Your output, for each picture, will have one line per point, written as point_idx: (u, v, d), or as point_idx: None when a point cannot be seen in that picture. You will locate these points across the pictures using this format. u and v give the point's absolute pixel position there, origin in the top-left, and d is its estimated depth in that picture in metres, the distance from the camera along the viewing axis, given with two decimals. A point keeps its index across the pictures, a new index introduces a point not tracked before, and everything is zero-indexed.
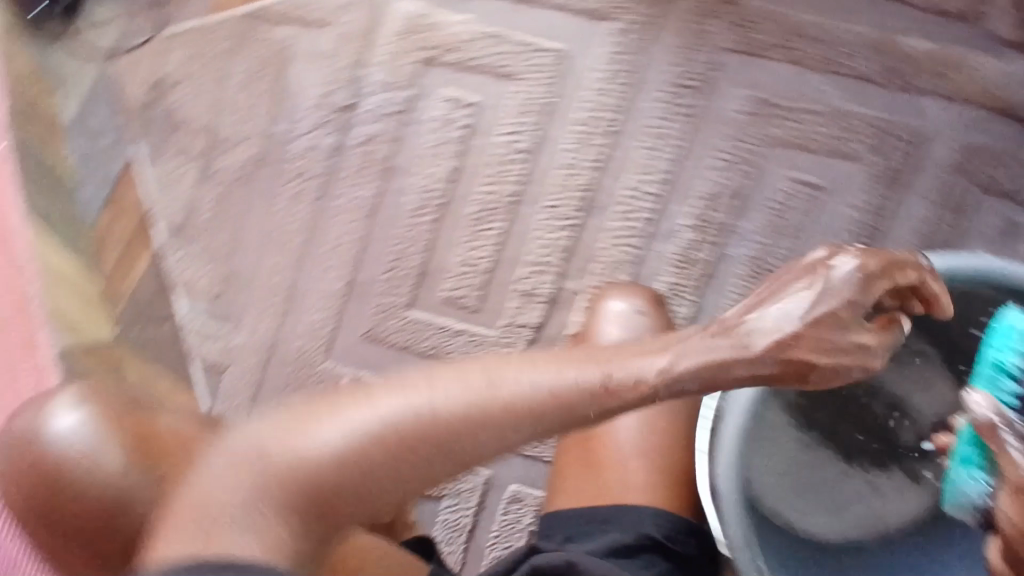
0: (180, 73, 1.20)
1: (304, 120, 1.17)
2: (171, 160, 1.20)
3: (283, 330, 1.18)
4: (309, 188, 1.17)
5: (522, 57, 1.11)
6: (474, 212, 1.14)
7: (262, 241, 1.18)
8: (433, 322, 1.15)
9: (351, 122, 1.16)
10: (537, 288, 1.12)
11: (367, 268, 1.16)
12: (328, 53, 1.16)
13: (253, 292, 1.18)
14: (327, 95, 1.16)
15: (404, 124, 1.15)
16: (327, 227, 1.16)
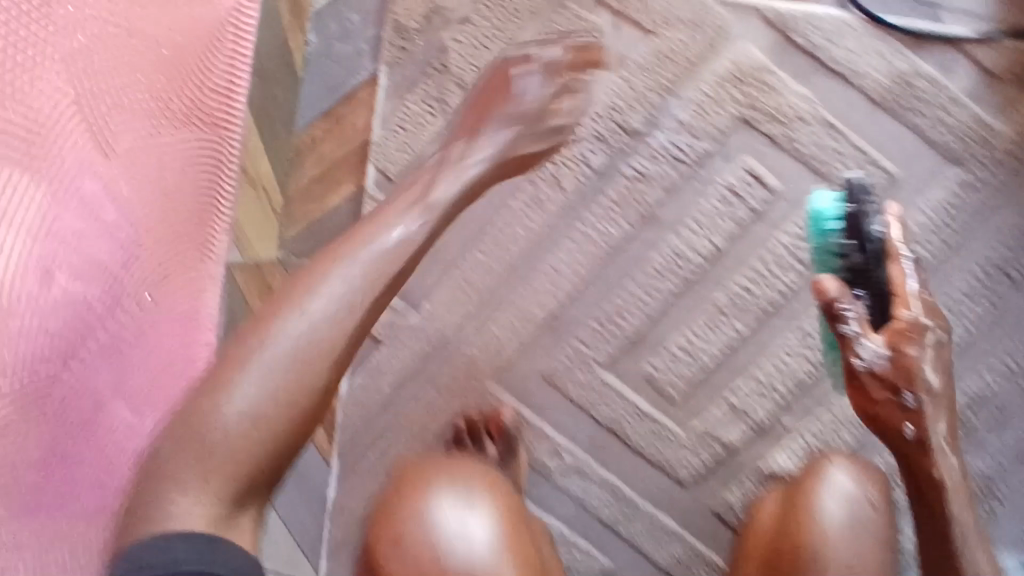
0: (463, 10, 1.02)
1: (579, 124, 1.01)
2: (414, 103, 1.04)
3: (462, 332, 1.06)
4: (552, 198, 1.02)
5: (850, 166, 0.97)
6: (721, 304, 1.00)
7: (478, 231, 1.04)
8: (624, 394, 1.03)
9: (630, 149, 1.00)
10: (752, 411, 1.01)
11: (578, 308, 1.03)
12: (638, 63, 0.99)
13: (446, 279, 1.06)
14: (616, 109, 1.00)
15: (689, 176, 0.99)
16: (555, 247, 1.03)
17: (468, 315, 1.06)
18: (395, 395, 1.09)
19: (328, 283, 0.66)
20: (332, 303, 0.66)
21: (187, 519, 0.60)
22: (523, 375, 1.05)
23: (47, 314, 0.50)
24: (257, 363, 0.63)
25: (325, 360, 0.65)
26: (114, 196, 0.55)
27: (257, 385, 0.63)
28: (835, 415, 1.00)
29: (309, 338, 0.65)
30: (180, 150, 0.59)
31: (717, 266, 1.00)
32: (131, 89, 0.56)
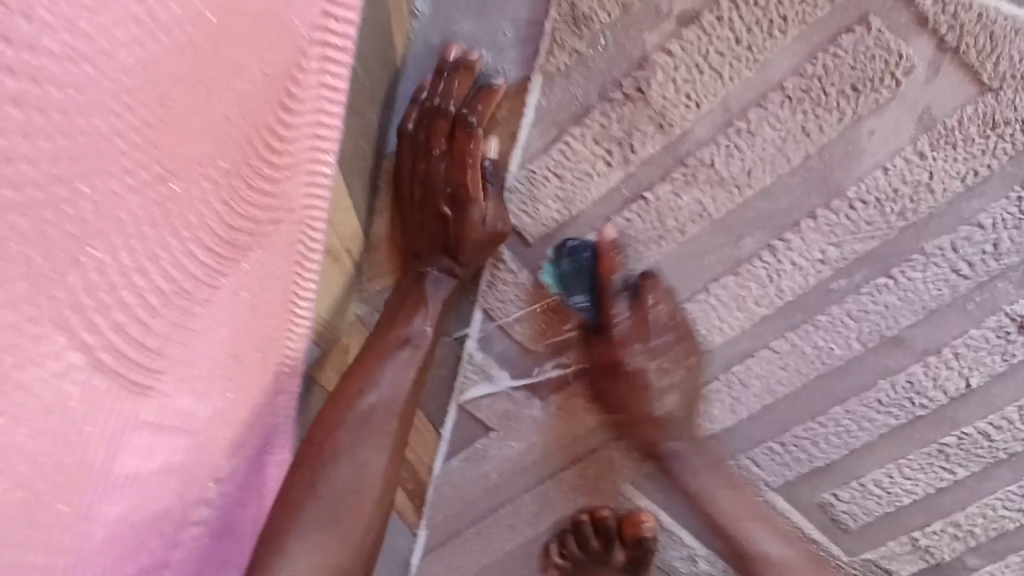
0: (690, 4, 0.64)
1: (830, 208, 0.69)
2: (583, 140, 0.69)
3: (599, 429, 0.83)
4: (760, 295, 0.73)
5: None
6: (947, 445, 0.78)
7: None
8: (792, 520, 0.83)
9: (895, 249, 0.70)
10: (938, 552, 0.82)
11: (759, 426, 0.80)
12: (952, 132, 0.65)
13: (590, 370, 0.79)
14: (892, 195, 0.68)
15: (965, 299, 0.71)
16: (750, 356, 0.76)
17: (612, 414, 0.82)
18: (502, 481, 0.87)
19: (390, 373, 0.69)
20: (397, 386, 0.69)
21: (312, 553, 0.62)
22: (668, 484, 0.85)
23: (116, 522, 0.44)
24: (364, 432, 0.67)
25: (413, 388, 0.70)
26: (189, 312, 0.46)
27: (368, 472, 0.67)
28: None
29: (390, 392, 0.69)
30: (262, 264, 0.54)
31: (959, 407, 0.76)
32: (216, 215, 0.45)
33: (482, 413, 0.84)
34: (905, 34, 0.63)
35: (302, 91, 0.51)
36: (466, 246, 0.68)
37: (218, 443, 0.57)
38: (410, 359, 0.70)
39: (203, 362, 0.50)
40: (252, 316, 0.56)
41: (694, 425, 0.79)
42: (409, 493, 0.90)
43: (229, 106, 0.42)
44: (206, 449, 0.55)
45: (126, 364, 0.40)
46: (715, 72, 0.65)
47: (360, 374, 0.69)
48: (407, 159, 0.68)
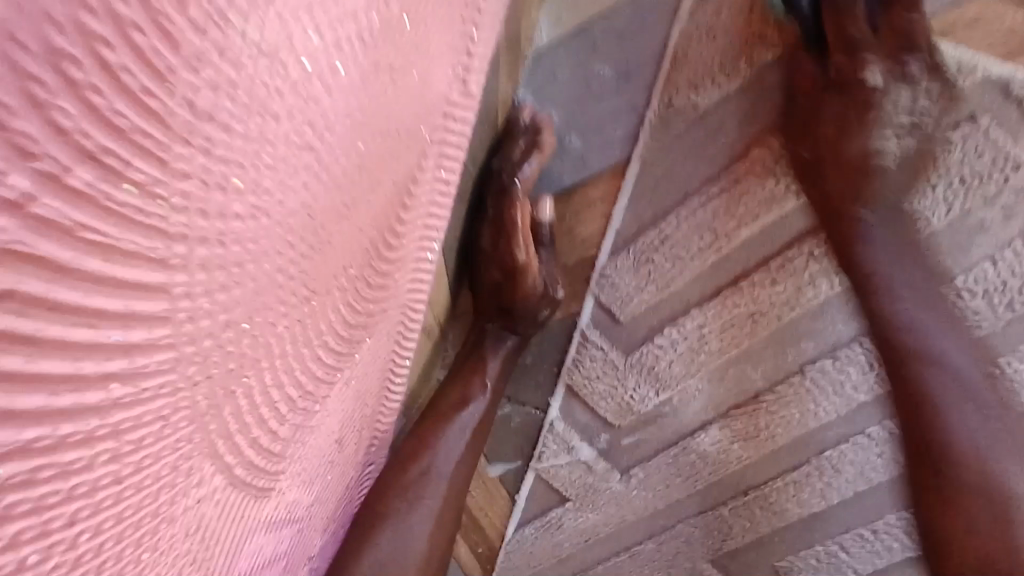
0: (792, 100, 0.64)
1: (934, 299, 0.67)
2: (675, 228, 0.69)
3: (678, 504, 0.81)
4: (856, 381, 0.71)
5: None
6: None
7: (732, 401, 0.75)
8: None
9: (1001, 341, 0.67)
10: None
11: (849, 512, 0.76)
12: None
13: (673, 449, 0.78)
14: (999, 288, 0.66)
15: None
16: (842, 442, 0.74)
17: (694, 491, 0.80)
18: (575, 551, 0.86)
19: (447, 440, 0.67)
20: (457, 448, 0.68)
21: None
22: (751, 566, 0.82)
23: None
24: (417, 494, 0.64)
25: (467, 454, 0.69)
26: (307, 415, 0.46)
27: (417, 537, 0.64)
28: None
29: (450, 456, 0.67)
30: (367, 359, 0.54)
31: None
32: (336, 324, 0.46)
33: (560, 485, 0.83)
34: (1015, 131, 0.63)
35: (421, 188, 0.52)
36: (518, 309, 0.68)
37: (315, 530, 0.55)
38: (459, 418, 0.68)
39: (310, 457, 0.49)
40: (357, 406, 0.56)
41: (751, 476, 0.78)
42: (478, 555, 0.88)
43: (361, 223, 0.43)
44: (303, 540, 0.53)
45: (248, 476, 0.39)
46: (817, 166, 0.65)
47: (423, 440, 0.66)
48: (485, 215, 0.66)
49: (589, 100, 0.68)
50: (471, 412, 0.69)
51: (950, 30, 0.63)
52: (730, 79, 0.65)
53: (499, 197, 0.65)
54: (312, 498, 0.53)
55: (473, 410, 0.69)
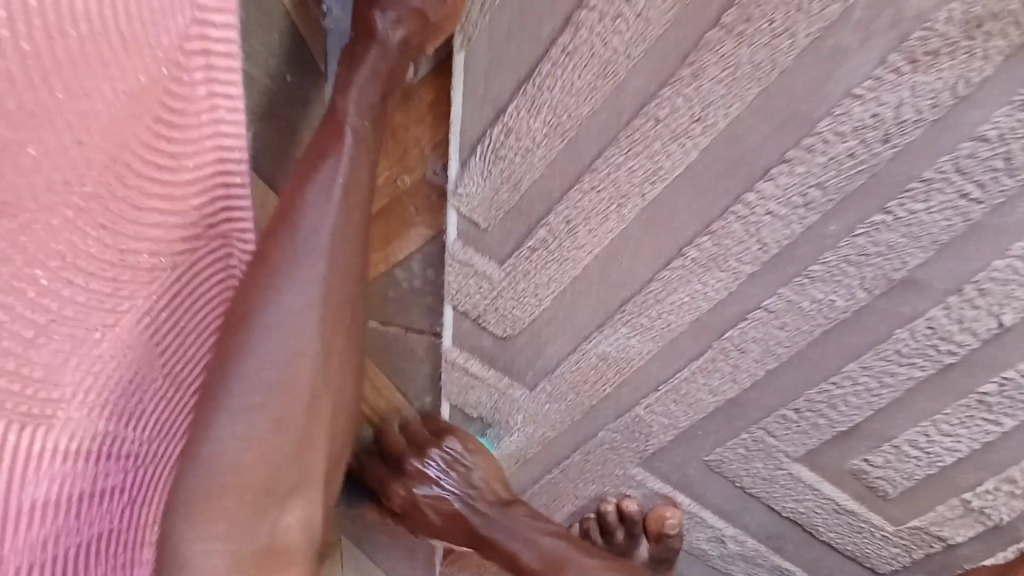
0: None
1: (800, 148, 0.61)
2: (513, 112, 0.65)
3: (593, 413, 0.79)
4: (735, 252, 0.66)
5: None
6: (988, 395, 0.68)
7: (618, 298, 0.71)
8: (818, 489, 0.78)
9: (883, 183, 0.61)
10: (994, 512, 0.74)
11: (764, 394, 0.73)
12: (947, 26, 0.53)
13: (571, 356, 0.75)
14: (868, 126, 0.59)
15: (980, 229, 0.61)
16: (743, 320, 0.69)
17: (605, 396, 0.77)
18: (509, 474, 0.85)
19: (308, 219, 0.55)
20: (326, 237, 0.55)
21: (231, 443, 0.51)
22: (680, 461, 0.80)
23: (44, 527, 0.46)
24: (268, 323, 0.53)
25: (327, 284, 0.55)
26: (93, 367, 0.48)
27: (270, 393, 0.52)
28: None
29: (318, 242, 0.55)
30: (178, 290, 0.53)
31: (993, 344, 0.66)
32: (99, 266, 0.47)
33: (474, 412, 0.82)
34: None
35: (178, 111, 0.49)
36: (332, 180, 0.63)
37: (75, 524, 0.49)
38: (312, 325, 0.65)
39: (111, 384, 0.49)
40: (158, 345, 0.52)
41: (658, 369, 0.74)
42: None
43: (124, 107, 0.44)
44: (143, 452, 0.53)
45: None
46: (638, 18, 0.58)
47: (278, 233, 0.54)
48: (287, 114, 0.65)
49: None
50: (339, 172, 0.56)
51: None
52: None
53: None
54: (136, 440, 0.53)
55: (339, 174, 0.56)
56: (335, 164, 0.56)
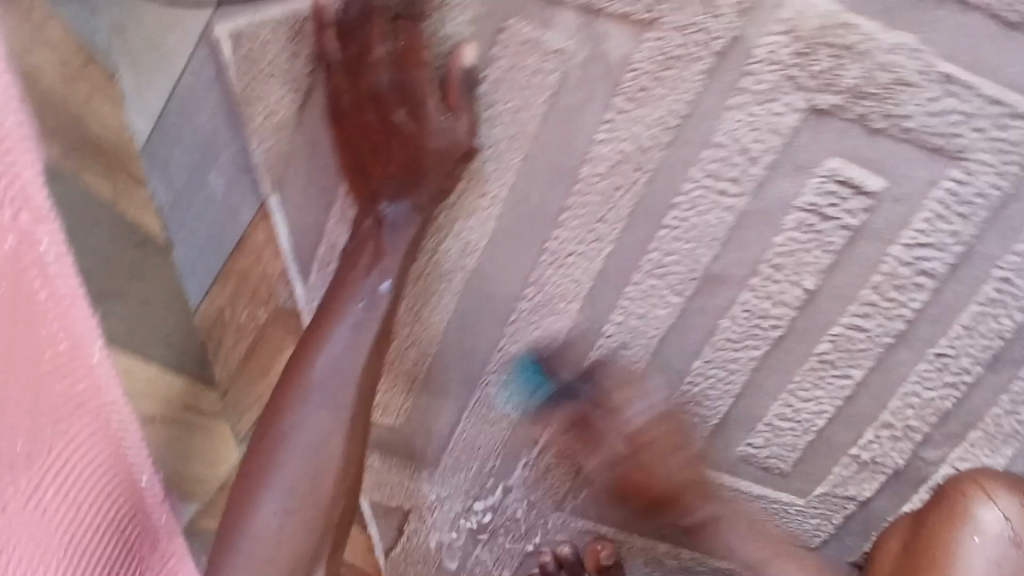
0: None
1: (577, 195, 0.70)
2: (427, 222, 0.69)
3: (499, 473, 0.84)
4: (563, 296, 0.74)
5: (997, 136, 0.65)
6: (826, 353, 0.75)
7: (481, 365, 0.78)
8: (719, 481, 0.84)
9: (656, 204, 0.70)
10: (883, 459, 0.80)
11: (637, 410, 0.80)
12: (651, 62, 0.64)
13: (461, 428, 0.82)
14: (623, 163, 0.68)
15: (751, 216, 0.70)
16: (591, 350, 0.77)
17: (502, 453, 0.83)
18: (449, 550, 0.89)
19: (310, 400, 0.66)
20: (335, 373, 0.66)
21: (276, 523, 0.65)
22: (591, 493, 0.85)
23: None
24: (300, 417, 0.66)
25: (352, 406, 0.67)
26: (37, 509, 0.53)
27: (299, 475, 0.65)
28: (985, 430, 0.79)
29: (310, 423, 0.66)
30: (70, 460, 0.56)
31: (807, 308, 0.73)
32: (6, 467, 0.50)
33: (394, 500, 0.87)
34: (545, 16, 0.63)
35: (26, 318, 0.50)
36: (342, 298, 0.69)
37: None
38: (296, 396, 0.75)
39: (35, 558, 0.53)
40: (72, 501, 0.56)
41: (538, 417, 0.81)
42: None
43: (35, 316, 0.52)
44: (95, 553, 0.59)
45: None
46: None
47: (301, 359, 0.67)
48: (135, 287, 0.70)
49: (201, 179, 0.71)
50: (343, 339, 0.66)
51: None
52: (286, 84, 0.66)
53: (321, 28, 0.63)
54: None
55: (344, 350, 0.66)
56: (366, 292, 0.67)
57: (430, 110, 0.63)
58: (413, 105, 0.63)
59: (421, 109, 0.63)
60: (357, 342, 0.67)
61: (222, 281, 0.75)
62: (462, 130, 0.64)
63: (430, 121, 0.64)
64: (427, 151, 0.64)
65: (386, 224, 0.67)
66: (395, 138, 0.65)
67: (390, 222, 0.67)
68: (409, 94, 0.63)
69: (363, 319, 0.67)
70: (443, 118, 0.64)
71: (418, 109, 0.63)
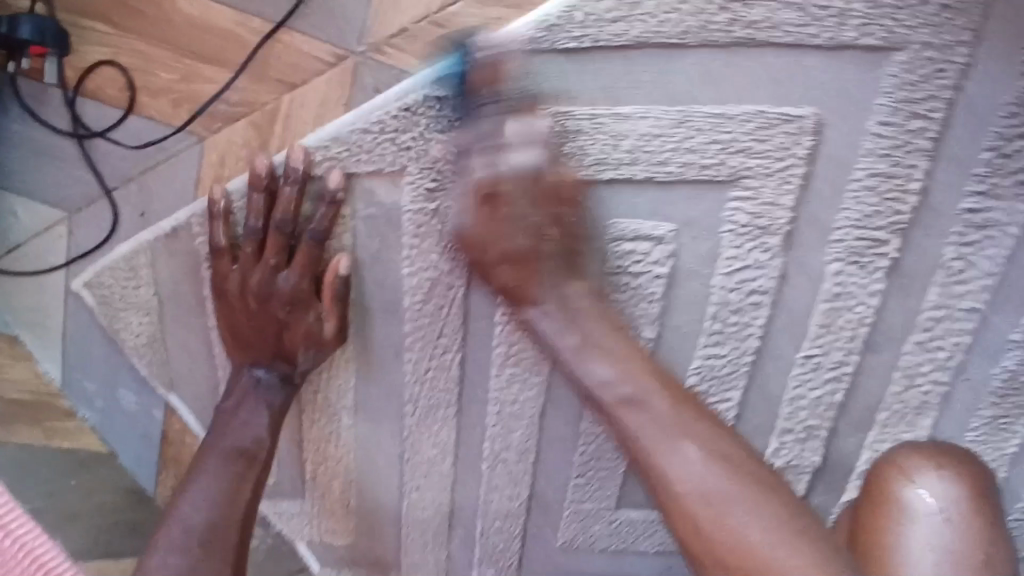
0: None
1: (410, 321, 0.75)
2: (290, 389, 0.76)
3: (455, 561, 0.90)
4: (438, 402, 0.80)
5: (756, 150, 0.69)
6: (698, 385, 0.77)
7: (399, 479, 0.85)
8: (655, 518, 0.86)
9: (481, 303, 0.75)
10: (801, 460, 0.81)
11: (550, 474, 0.84)
12: (418, 200, 0.70)
13: (403, 531, 0.88)
14: (434, 282, 0.74)
15: (569, 291, 0.74)
16: (484, 440, 0.82)
17: (448, 541, 0.88)
18: None
19: (172, 546, 0.67)
20: (211, 500, 0.70)
21: None
22: (544, 558, 0.89)
23: None
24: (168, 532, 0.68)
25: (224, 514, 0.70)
26: None
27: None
28: (890, 407, 0.78)
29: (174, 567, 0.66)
30: None
31: (660, 356, 0.76)
32: None
33: None
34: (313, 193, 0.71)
35: None
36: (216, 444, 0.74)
37: None
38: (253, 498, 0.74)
39: None
40: None
41: (467, 504, 0.86)
42: None
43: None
44: None
45: None
46: None
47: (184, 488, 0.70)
48: (69, 496, 0.81)
49: (108, 396, 0.83)
50: (205, 494, 0.70)
51: (224, 161, 0.72)
52: (140, 314, 0.77)
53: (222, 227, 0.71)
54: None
55: (208, 505, 0.69)
56: (255, 420, 0.74)
57: (310, 304, 0.72)
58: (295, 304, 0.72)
59: (299, 309, 0.72)
60: (232, 492, 0.71)
61: (162, 470, 0.86)
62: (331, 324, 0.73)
63: (304, 321, 0.73)
64: (295, 342, 0.73)
65: (261, 385, 0.75)
66: (272, 329, 0.73)
67: (261, 390, 0.75)
68: (295, 294, 0.72)
69: (222, 466, 0.71)
70: (314, 319, 0.73)
71: (304, 304, 0.72)
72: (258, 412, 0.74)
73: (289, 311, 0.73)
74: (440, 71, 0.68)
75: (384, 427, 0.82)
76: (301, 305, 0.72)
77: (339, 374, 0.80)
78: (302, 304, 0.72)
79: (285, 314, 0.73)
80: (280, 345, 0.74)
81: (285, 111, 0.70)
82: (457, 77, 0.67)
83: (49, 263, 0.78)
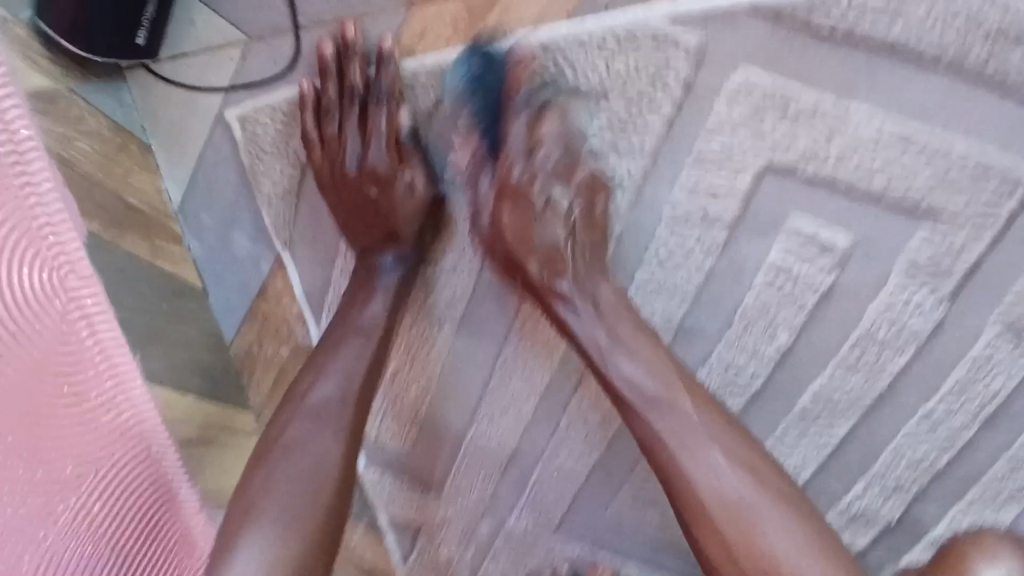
0: None
1: None
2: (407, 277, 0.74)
3: (499, 497, 0.90)
4: (544, 341, 0.79)
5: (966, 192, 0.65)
6: (808, 406, 0.75)
7: (475, 403, 0.84)
8: None
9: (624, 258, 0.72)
10: (878, 511, 0.79)
11: (624, 445, 0.83)
12: (605, 133, 0.68)
13: (462, 453, 0.88)
14: (587, 223, 0.71)
15: (718, 274, 0.71)
16: (574, 393, 0.81)
17: (500, 480, 0.89)
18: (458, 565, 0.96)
19: (307, 421, 0.67)
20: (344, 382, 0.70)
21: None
22: (585, 523, 0.89)
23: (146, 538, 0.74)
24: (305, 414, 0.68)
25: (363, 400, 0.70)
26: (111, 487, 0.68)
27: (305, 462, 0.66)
28: (988, 487, 0.76)
29: (312, 449, 0.67)
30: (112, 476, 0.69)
31: (784, 365, 0.74)
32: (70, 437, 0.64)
33: (405, 516, 0.94)
34: None
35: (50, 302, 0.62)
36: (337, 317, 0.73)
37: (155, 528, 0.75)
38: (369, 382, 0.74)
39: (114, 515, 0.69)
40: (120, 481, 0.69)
41: (532, 448, 0.85)
42: None
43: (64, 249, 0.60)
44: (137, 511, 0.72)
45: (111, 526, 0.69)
46: None
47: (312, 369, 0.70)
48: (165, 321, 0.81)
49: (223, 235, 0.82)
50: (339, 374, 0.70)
51: (421, 35, 0.69)
52: (287, 163, 0.77)
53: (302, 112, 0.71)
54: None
55: (338, 383, 0.69)
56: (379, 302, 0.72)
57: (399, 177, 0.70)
58: (383, 177, 0.70)
59: (393, 181, 0.70)
60: (354, 372, 0.70)
61: (252, 320, 0.87)
62: (420, 196, 0.71)
63: (399, 192, 0.70)
64: (399, 218, 0.71)
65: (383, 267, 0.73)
66: (367, 201, 0.71)
67: (382, 275, 0.73)
68: (381, 167, 0.70)
69: (360, 355, 0.71)
70: (409, 190, 0.71)
71: (390, 175, 0.70)
72: (378, 293, 0.72)
73: (394, 187, 0.71)
74: (678, 10, 0.64)
75: (482, 348, 0.81)
76: (408, 181, 0.70)
77: (453, 284, 0.78)
78: (398, 181, 0.70)
79: (379, 188, 0.71)
80: (390, 225, 0.72)
81: (502, 3, 0.67)
82: (693, 21, 0.64)
83: (209, 84, 0.76)
